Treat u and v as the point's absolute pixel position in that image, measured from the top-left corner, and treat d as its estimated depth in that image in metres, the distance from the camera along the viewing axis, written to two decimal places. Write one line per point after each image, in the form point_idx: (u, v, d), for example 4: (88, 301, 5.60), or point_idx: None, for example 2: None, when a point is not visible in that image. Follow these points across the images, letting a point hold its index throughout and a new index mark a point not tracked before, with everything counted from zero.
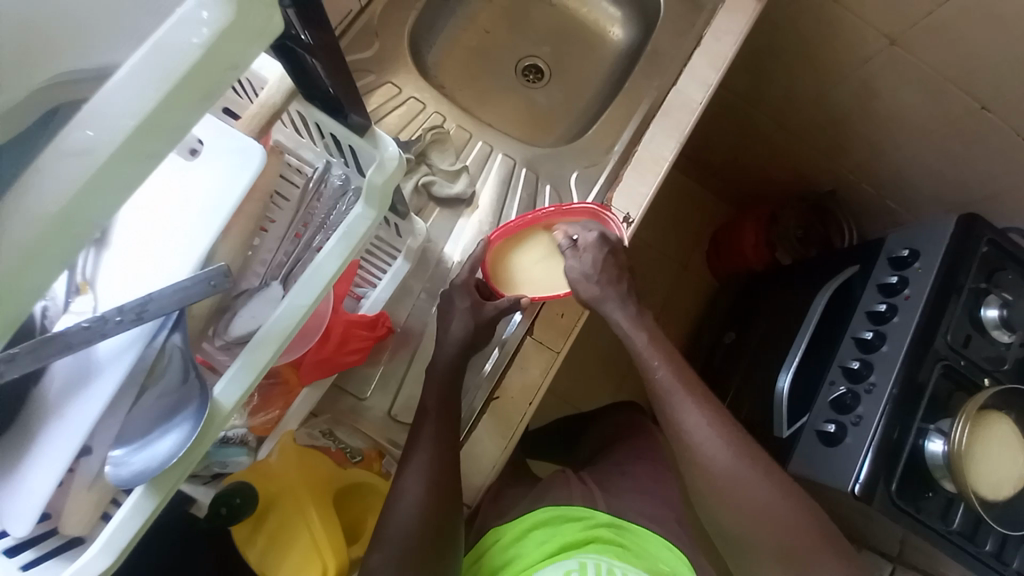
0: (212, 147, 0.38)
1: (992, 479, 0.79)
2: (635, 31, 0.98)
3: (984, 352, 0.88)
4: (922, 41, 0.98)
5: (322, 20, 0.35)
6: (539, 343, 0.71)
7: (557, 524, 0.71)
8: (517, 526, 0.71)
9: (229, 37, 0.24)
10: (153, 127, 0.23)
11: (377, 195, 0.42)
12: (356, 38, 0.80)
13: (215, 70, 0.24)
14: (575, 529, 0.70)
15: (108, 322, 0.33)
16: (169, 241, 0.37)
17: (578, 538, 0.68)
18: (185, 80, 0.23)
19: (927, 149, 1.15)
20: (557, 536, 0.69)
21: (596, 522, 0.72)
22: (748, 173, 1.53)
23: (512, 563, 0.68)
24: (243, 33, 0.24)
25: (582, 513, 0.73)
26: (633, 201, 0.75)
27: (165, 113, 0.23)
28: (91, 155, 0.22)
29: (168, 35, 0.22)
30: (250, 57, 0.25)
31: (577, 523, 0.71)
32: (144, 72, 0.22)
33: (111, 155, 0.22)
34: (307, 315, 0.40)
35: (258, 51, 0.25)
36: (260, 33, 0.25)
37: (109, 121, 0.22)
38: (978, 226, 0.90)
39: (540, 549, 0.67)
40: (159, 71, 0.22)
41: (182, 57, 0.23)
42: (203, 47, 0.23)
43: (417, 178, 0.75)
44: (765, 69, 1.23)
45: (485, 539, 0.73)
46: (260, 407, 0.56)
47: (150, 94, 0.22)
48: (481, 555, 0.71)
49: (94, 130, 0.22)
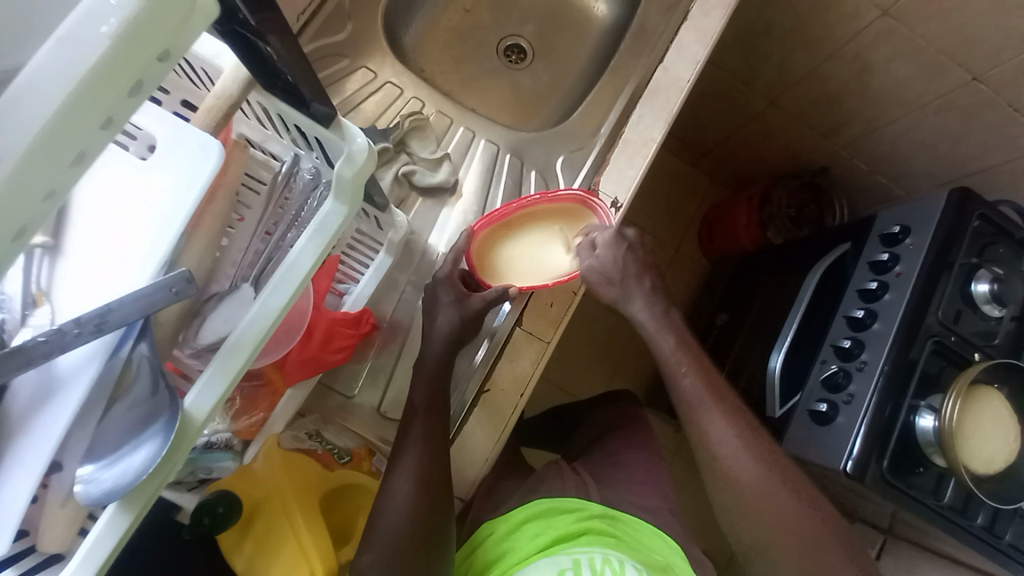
0: (167, 143, 0.36)
1: (983, 455, 0.80)
2: (619, 6, 0.94)
3: (974, 326, 0.88)
4: (917, 12, 0.96)
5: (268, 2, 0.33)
6: (528, 333, 0.70)
7: (551, 516, 0.71)
8: (512, 518, 0.71)
9: (144, 23, 0.21)
10: (71, 127, 0.21)
11: (348, 190, 0.40)
12: (327, 20, 0.76)
13: (132, 62, 0.21)
14: (569, 521, 0.70)
15: (66, 335, 0.31)
16: (128, 246, 0.34)
17: (572, 530, 0.68)
18: (94, 77, 0.20)
19: (921, 123, 1.15)
20: (551, 528, 0.68)
21: (589, 514, 0.72)
22: (739, 153, 1.51)
23: (506, 557, 0.68)
24: (162, 17, 0.21)
25: (575, 504, 0.73)
26: (621, 185, 0.73)
27: (75, 114, 0.20)
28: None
29: (72, 27, 0.20)
30: (175, 39, 0.23)
31: (571, 515, 0.71)
32: (47, 72, 0.20)
33: (16, 165, 0.20)
34: (281, 317, 0.39)
35: (183, 32, 0.23)
36: (183, 15, 0.22)
37: (11, 126, 0.19)
38: (970, 200, 0.89)
39: (534, 542, 0.67)
40: (68, 67, 0.20)
41: (89, 51, 0.20)
42: (113, 37, 0.20)
43: (397, 168, 0.73)
44: (755, 43, 1.19)
45: (480, 532, 0.73)
46: (243, 410, 0.55)
47: (56, 96, 0.20)
48: (475, 549, 0.71)
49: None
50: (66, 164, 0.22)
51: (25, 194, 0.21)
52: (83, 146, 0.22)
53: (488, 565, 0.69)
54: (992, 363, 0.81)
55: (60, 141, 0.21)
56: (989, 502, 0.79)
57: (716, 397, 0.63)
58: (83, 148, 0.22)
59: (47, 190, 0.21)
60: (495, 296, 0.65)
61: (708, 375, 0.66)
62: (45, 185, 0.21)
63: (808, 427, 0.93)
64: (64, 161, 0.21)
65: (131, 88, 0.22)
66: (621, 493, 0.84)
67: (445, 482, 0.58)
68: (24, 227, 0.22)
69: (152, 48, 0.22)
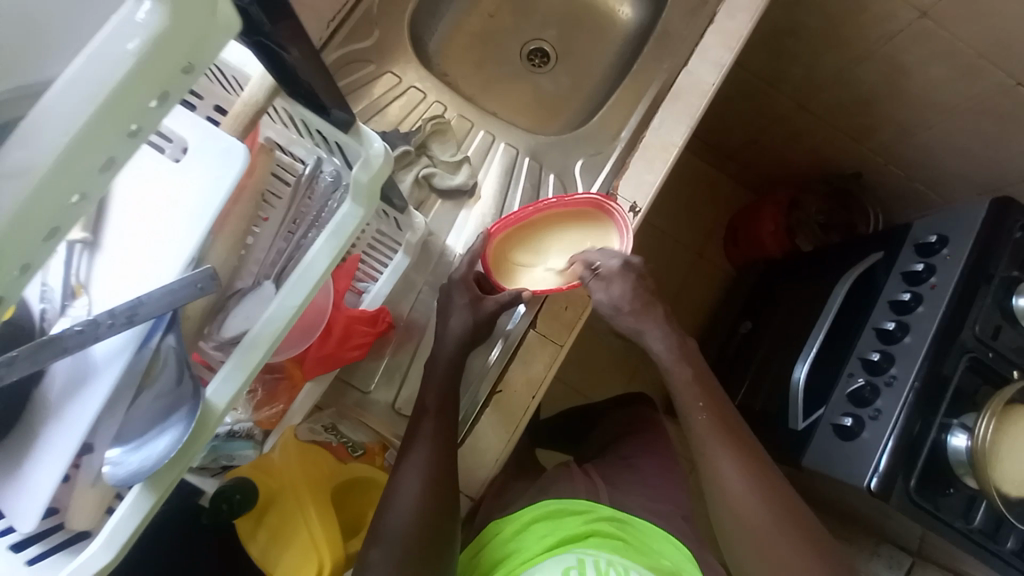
0: (195, 148, 0.38)
1: (1018, 478, 0.76)
2: (644, 9, 0.94)
3: (1013, 343, 0.84)
4: (957, 14, 0.92)
5: (286, 13, 0.35)
6: (541, 336, 0.70)
7: (559, 518, 0.71)
8: (518, 519, 0.71)
9: (166, 41, 0.22)
10: (97, 136, 0.22)
11: (364, 193, 0.41)
12: (354, 26, 0.78)
13: (155, 76, 0.22)
14: (577, 523, 0.70)
15: (100, 326, 0.34)
16: (158, 245, 0.37)
17: (580, 531, 0.68)
18: (118, 91, 0.22)
19: (961, 128, 1.10)
20: (558, 530, 0.68)
21: (597, 516, 0.72)
22: (767, 157, 1.48)
23: (513, 556, 0.68)
24: (184, 34, 0.22)
25: (584, 507, 0.73)
26: (640, 190, 0.73)
27: (101, 126, 0.22)
28: (32, 170, 0.21)
29: (102, 47, 0.21)
30: (198, 53, 0.24)
31: (579, 517, 0.71)
32: (78, 87, 0.21)
33: (48, 173, 0.21)
34: (298, 315, 0.40)
35: (206, 46, 0.24)
36: (203, 30, 0.23)
37: (46, 137, 0.21)
38: (1013, 210, 0.85)
39: (540, 542, 0.67)
40: (95, 85, 0.21)
41: (116, 69, 0.21)
42: (137, 55, 0.21)
43: (417, 170, 0.74)
44: (785, 45, 1.16)
45: (486, 532, 0.73)
46: (265, 402, 0.57)
47: (84, 109, 0.21)
48: (483, 546, 0.72)
49: (33, 142, 0.21)
50: (94, 171, 0.23)
51: (55, 198, 0.22)
52: (111, 154, 0.23)
53: (492, 566, 0.69)
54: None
55: (87, 148, 0.22)
56: (1023, 527, 0.75)
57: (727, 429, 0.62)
58: (109, 155, 0.23)
59: (77, 195, 0.23)
60: (509, 298, 0.66)
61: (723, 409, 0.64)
62: (73, 188, 0.23)
63: (831, 441, 0.90)
64: (91, 168, 0.23)
65: (154, 98, 0.23)
66: (633, 498, 0.83)
67: (454, 479, 0.59)
68: (59, 228, 0.23)
69: (174, 61, 0.23)
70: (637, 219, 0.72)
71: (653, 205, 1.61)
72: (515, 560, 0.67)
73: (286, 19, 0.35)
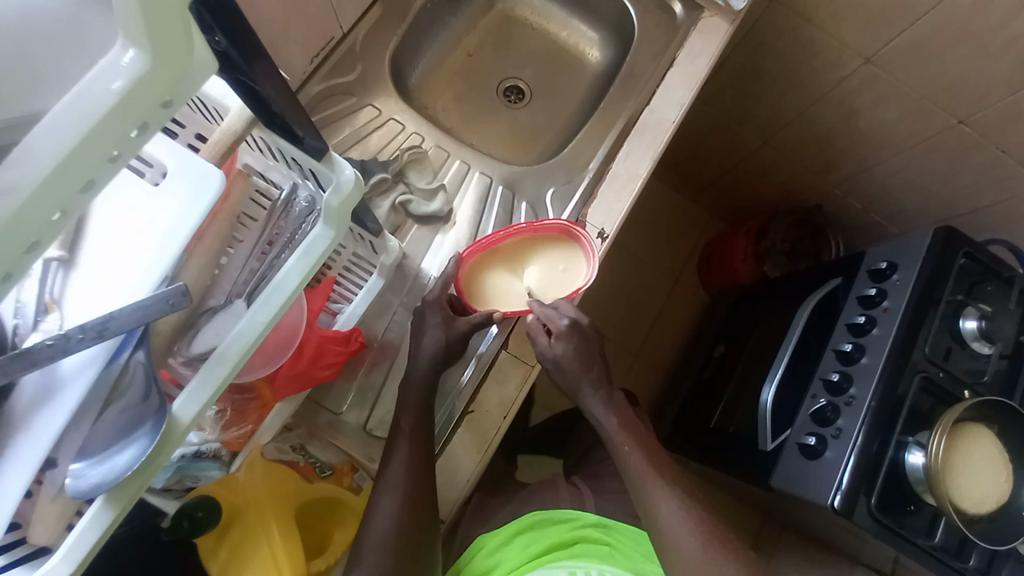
0: (174, 175, 0.40)
1: (971, 494, 0.79)
2: (611, 52, 1.01)
3: (963, 364, 0.89)
4: (897, 60, 1.05)
5: (260, 51, 0.37)
6: (513, 357, 0.73)
7: (544, 527, 0.74)
8: (503, 532, 0.73)
9: (149, 81, 0.24)
10: (81, 159, 0.24)
11: (335, 216, 0.44)
12: (338, 62, 0.83)
13: (134, 112, 0.25)
14: (561, 531, 0.73)
15: (71, 339, 0.35)
16: (134, 264, 0.39)
17: (565, 539, 0.72)
18: (102, 124, 0.24)
19: (908, 162, 1.22)
20: (543, 537, 0.72)
21: (583, 523, 0.75)
22: (734, 190, 1.60)
23: (498, 568, 0.70)
24: (166, 76, 0.25)
25: (568, 514, 0.76)
26: (608, 217, 0.77)
27: (83, 154, 0.24)
28: (18, 193, 0.23)
29: (90, 84, 0.24)
30: (180, 89, 0.26)
31: (563, 525, 0.74)
32: (65, 119, 0.23)
33: (32, 195, 0.23)
34: (266, 332, 0.42)
35: (188, 84, 0.26)
36: (186, 70, 0.26)
37: (31, 163, 0.23)
38: (955, 238, 0.91)
39: (525, 551, 0.70)
40: (81, 119, 0.24)
41: (101, 105, 0.24)
42: (120, 94, 0.24)
43: (394, 197, 0.76)
44: (749, 83, 1.29)
45: (469, 549, 0.74)
46: (234, 421, 0.58)
47: (70, 140, 0.23)
48: (467, 562, 0.72)
49: (19, 167, 0.23)
50: (75, 191, 0.25)
51: (37, 215, 0.24)
52: (92, 178, 0.25)
53: None
54: (978, 401, 0.81)
55: (70, 172, 0.24)
56: (981, 544, 0.77)
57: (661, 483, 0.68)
58: (90, 178, 0.25)
59: (56, 214, 0.25)
60: (482, 319, 0.68)
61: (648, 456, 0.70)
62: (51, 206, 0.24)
63: (798, 461, 0.92)
64: (72, 190, 0.25)
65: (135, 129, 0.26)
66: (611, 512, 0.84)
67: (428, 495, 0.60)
68: (37, 242, 0.25)
69: (155, 97, 0.25)
70: (604, 244, 0.76)
71: (629, 231, 1.67)
72: (501, 564, 0.69)
73: (259, 58, 0.38)
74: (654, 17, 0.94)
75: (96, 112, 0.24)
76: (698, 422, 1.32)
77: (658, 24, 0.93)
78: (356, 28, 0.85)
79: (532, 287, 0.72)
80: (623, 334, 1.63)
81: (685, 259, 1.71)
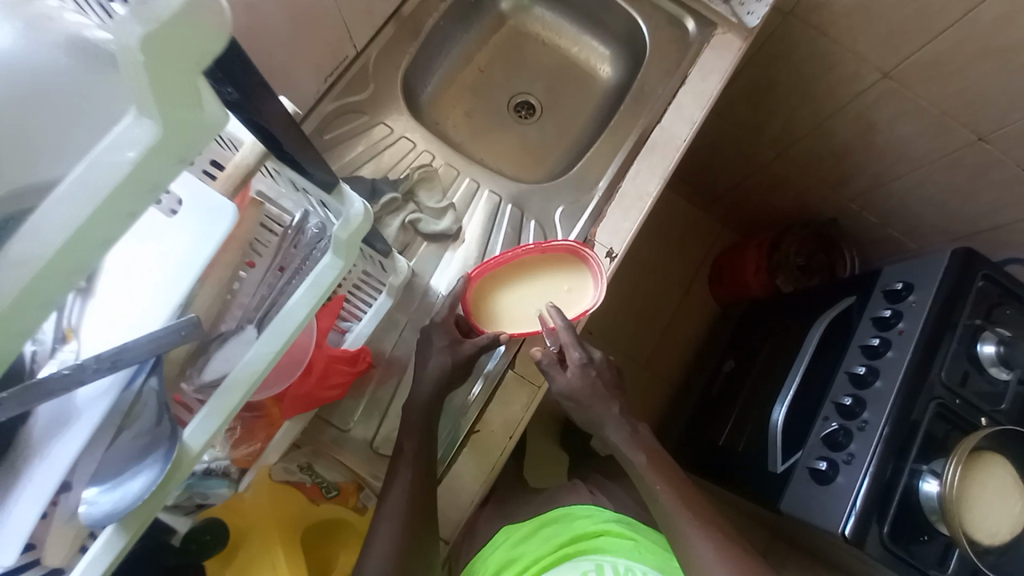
0: (189, 207, 0.41)
1: (987, 525, 0.77)
2: (622, 69, 1.01)
3: (981, 390, 0.87)
4: (916, 77, 1.03)
5: (259, 92, 0.37)
6: (519, 377, 0.73)
7: (568, 521, 0.77)
8: (528, 526, 0.77)
9: (160, 148, 0.25)
10: (94, 232, 0.25)
11: (345, 247, 0.45)
12: (350, 82, 0.84)
13: (149, 176, 0.25)
14: (587, 524, 0.76)
15: (86, 369, 0.35)
16: (149, 295, 0.40)
17: (589, 532, 0.74)
18: (118, 190, 0.25)
19: (926, 179, 1.20)
20: (568, 530, 0.75)
21: (605, 518, 0.77)
22: (745, 202, 1.59)
23: (520, 559, 0.73)
24: (176, 142, 0.25)
25: (591, 510, 0.79)
26: (616, 237, 0.78)
27: (99, 221, 0.25)
28: (35, 263, 0.24)
29: (105, 154, 0.25)
30: (196, 150, 0.27)
31: (587, 519, 0.77)
32: (81, 188, 0.24)
33: (49, 263, 0.24)
34: (275, 361, 0.43)
35: (204, 143, 0.27)
36: (197, 131, 0.26)
37: (50, 231, 0.24)
38: (975, 260, 0.89)
39: (549, 544, 0.74)
40: (96, 188, 0.24)
41: (115, 173, 0.24)
42: (134, 161, 0.25)
43: (404, 216, 0.77)
44: (763, 97, 1.27)
45: (495, 538, 0.77)
46: (243, 439, 0.58)
47: (83, 208, 0.24)
48: (490, 553, 0.76)
49: (39, 238, 0.24)
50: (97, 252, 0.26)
51: (58, 282, 0.25)
52: (111, 238, 0.26)
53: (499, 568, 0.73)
54: (996, 430, 0.79)
55: (87, 236, 0.25)
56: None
57: (692, 515, 0.67)
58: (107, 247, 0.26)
59: (77, 279, 0.26)
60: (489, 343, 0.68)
61: (664, 480, 0.69)
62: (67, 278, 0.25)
63: (808, 486, 0.90)
64: (92, 253, 0.25)
65: (153, 192, 0.26)
66: None
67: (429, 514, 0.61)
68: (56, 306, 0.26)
69: (171, 159, 0.26)
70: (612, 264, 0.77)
71: (639, 241, 1.65)
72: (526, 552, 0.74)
73: (258, 98, 0.37)
74: (666, 34, 0.93)
75: (112, 181, 0.24)
76: (705, 438, 1.31)
77: (670, 41, 0.93)
78: (369, 47, 0.86)
79: (539, 309, 0.72)
80: (632, 345, 1.62)
81: (695, 269, 1.70)
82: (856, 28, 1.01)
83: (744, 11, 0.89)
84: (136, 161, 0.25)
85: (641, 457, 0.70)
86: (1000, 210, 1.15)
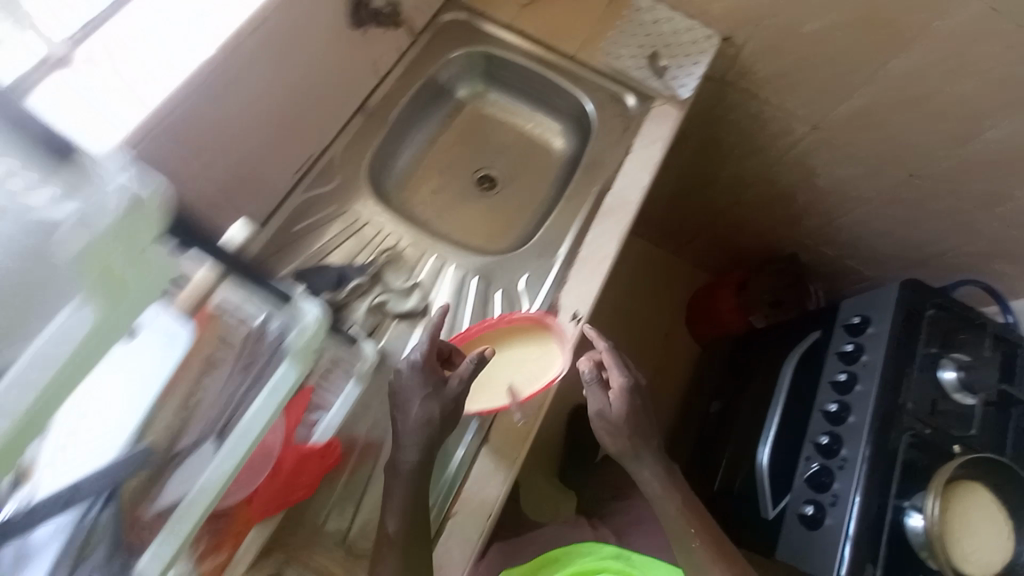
0: (147, 335, 0.45)
1: (973, 556, 0.78)
2: (573, 140, 1.09)
3: (952, 415, 0.89)
4: (844, 126, 1.13)
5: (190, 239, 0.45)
6: (494, 452, 0.73)
7: (570, 559, 0.86)
8: (531, 564, 0.87)
9: (106, 322, 0.33)
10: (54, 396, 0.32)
11: (302, 356, 0.46)
12: (317, 175, 0.88)
13: (95, 344, 0.33)
14: (586, 560, 0.85)
15: (38, 509, 0.36)
16: (105, 424, 0.41)
17: (589, 568, 0.84)
18: (70, 361, 0.32)
19: (870, 213, 1.29)
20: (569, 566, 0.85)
21: (603, 554, 0.86)
22: (711, 242, 1.67)
23: None
24: (117, 317, 0.34)
25: (590, 546, 0.88)
26: (581, 299, 0.84)
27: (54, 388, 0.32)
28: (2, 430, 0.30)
29: (56, 336, 0.32)
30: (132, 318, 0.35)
31: (587, 556, 0.86)
32: (38, 366, 0.31)
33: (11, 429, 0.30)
34: (233, 476, 0.43)
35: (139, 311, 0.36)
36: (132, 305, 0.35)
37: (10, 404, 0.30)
38: (920, 291, 0.94)
39: None
40: (50, 364, 0.31)
41: (66, 348, 0.32)
42: (81, 337, 0.32)
43: (371, 299, 0.79)
44: (713, 151, 1.35)
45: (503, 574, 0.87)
46: (210, 551, 0.56)
47: (40, 381, 0.31)
48: None
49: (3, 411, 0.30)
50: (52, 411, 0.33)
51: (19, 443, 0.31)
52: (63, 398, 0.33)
53: None
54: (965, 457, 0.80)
55: (46, 401, 0.31)
56: None
57: (700, 533, 0.79)
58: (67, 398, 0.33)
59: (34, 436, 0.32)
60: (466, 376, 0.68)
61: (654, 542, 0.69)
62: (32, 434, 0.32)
63: (799, 533, 0.89)
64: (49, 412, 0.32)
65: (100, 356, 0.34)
66: None
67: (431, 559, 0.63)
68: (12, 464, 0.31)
69: (112, 329, 0.34)
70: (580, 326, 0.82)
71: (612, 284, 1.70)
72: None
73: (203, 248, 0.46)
74: (611, 109, 1.02)
75: (66, 355, 0.32)
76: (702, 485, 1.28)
77: (614, 114, 1.02)
78: (334, 142, 0.92)
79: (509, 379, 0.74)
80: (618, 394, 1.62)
81: (672, 310, 1.73)
82: (782, 90, 1.12)
83: (675, 84, 1.02)
84: (83, 335, 0.33)
85: (667, 491, 0.79)
86: (939, 235, 1.25)
